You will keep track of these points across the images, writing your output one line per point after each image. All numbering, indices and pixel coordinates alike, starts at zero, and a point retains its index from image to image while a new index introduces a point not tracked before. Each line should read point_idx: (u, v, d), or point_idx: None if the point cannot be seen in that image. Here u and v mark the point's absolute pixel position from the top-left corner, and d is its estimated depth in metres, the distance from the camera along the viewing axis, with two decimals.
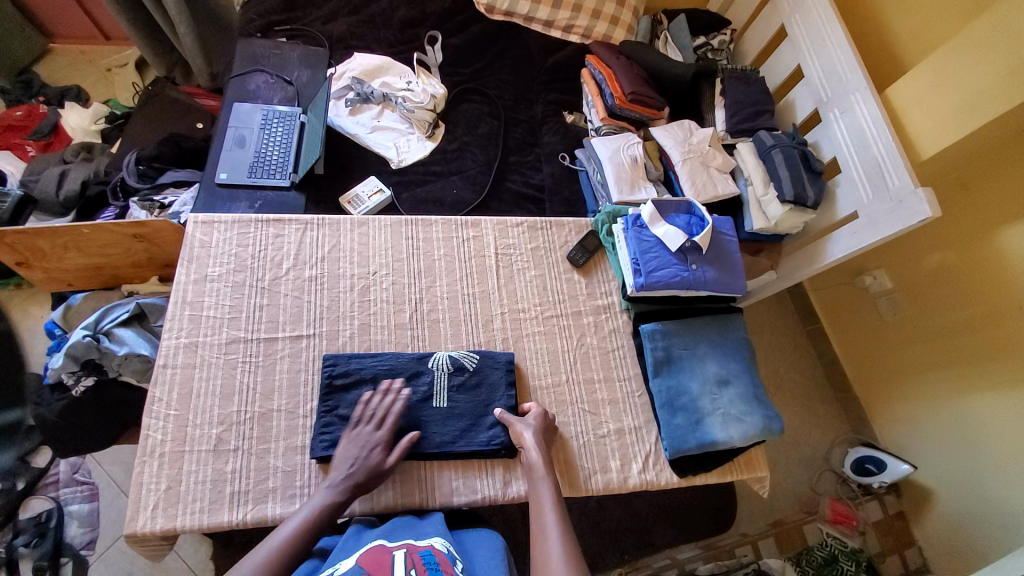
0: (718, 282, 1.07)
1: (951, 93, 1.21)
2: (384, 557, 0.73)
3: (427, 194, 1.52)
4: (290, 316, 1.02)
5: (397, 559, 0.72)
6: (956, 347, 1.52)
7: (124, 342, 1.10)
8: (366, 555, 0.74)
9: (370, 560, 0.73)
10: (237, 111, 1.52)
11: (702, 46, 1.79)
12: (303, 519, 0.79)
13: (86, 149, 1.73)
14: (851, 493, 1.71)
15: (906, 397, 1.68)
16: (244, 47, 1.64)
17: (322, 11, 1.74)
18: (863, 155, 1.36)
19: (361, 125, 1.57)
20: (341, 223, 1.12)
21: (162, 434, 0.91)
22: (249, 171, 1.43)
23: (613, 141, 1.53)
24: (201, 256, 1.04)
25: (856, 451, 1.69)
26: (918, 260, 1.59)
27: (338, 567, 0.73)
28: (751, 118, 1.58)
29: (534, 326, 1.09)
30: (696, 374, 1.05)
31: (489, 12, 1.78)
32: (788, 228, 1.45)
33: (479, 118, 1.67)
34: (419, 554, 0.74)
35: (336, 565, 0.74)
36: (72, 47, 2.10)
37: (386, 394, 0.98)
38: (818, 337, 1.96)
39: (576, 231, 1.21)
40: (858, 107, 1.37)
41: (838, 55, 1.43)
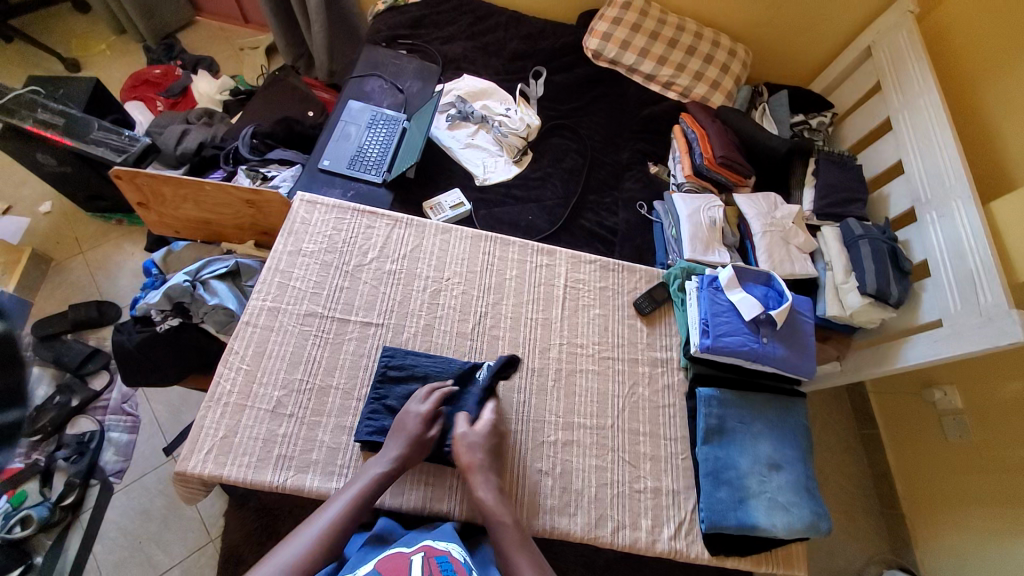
0: (786, 362, 1.04)
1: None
2: (401, 562, 0.74)
3: (503, 214, 1.58)
4: (364, 303, 1.08)
5: (416, 563, 0.74)
6: (1023, 488, 1.38)
7: (215, 294, 1.17)
8: (384, 561, 0.75)
9: (388, 566, 0.74)
10: (350, 108, 1.66)
11: (800, 124, 1.80)
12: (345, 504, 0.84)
13: (208, 114, 1.91)
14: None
15: (960, 533, 1.53)
16: (368, 53, 1.79)
17: (443, 33, 1.88)
18: (957, 263, 1.30)
19: (456, 139, 1.67)
20: (427, 226, 1.18)
21: (230, 385, 0.97)
22: (349, 162, 1.55)
23: (695, 199, 1.54)
24: (299, 231, 1.12)
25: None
26: (998, 386, 1.47)
27: (357, 573, 0.75)
28: (841, 204, 1.55)
29: (589, 363, 1.09)
30: (747, 452, 1.00)
31: (595, 58, 1.87)
32: (864, 321, 1.39)
33: (566, 153, 1.73)
34: (435, 559, 0.76)
35: (354, 572, 0.76)
36: (216, 25, 2.36)
37: None
38: (871, 443, 1.83)
39: (646, 279, 1.21)
40: (957, 214, 1.32)
41: (943, 157, 1.39)
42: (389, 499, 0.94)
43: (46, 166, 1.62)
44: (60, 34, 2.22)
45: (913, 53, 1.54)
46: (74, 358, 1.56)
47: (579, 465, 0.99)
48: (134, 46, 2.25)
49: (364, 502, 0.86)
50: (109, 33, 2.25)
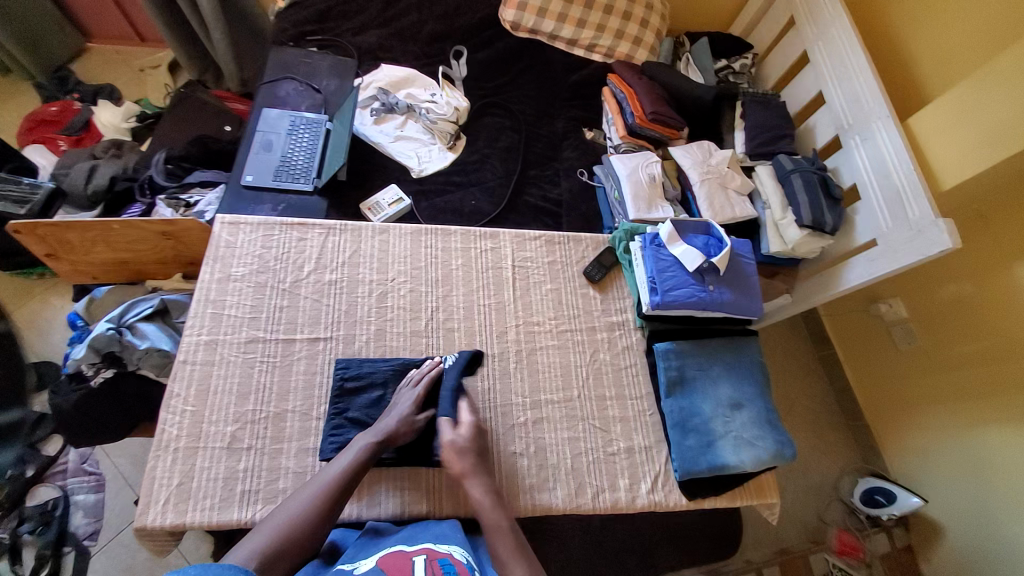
0: (735, 305, 1.06)
1: (977, 127, 1.21)
2: (404, 561, 0.74)
3: (446, 203, 1.54)
4: (308, 318, 1.04)
5: (418, 564, 0.72)
6: (971, 379, 1.50)
7: (145, 337, 1.12)
8: (386, 559, 0.75)
9: (389, 564, 0.73)
10: (266, 116, 1.57)
11: (724, 69, 1.82)
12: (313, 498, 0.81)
13: (115, 146, 1.77)
14: (857, 523, 1.68)
15: (920, 429, 1.65)
16: (277, 55, 1.69)
17: (353, 23, 1.79)
18: (884, 185, 1.35)
19: (385, 134, 1.61)
20: (362, 230, 1.14)
21: (177, 429, 0.92)
22: (275, 174, 1.47)
23: (632, 159, 1.55)
24: (225, 256, 1.06)
25: (867, 480, 1.66)
26: (936, 290, 1.57)
27: (358, 568, 0.75)
28: (770, 142, 1.59)
29: (548, 339, 1.10)
30: (708, 397, 1.04)
31: (515, 30, 1.82)
32: (805, 252, 1.45)
33: (500, 131, 1.70)
34: (438, 562, 0.74)
35: (355, 565, 0.76)
36: (108, 47, 2.18)
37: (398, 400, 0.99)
38: (830, 364, 1.94)
39: (593, 246, 1.21)
40: (879, 135, 1.37)
41: (860, 83, 1.43)
42: (364, 512, 0.93)
43: None
44: None
45: None
46: None
47: (553, 439, 1.00)
48: (19, 82, 2.06)
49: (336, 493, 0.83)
50: None
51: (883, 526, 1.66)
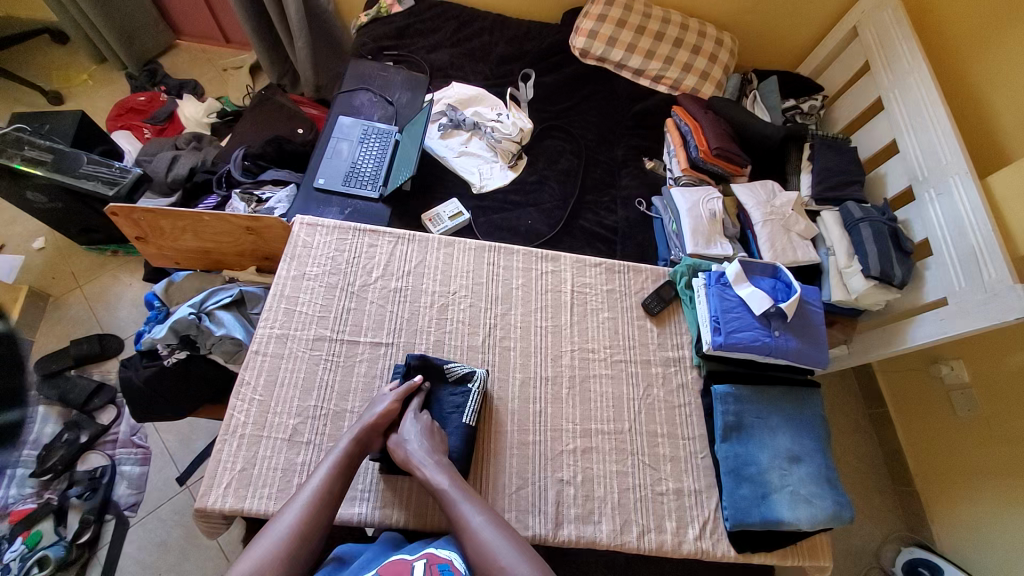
0: (799, 353, 1.03)
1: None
2: (404, 565, 0.77)
3: (503, 221, 1.57)
4: (372, 323, 1.07)
5: (418, 569, 0.76)
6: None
7: (221, 324, 1.16)
8: (386, 567, 0.77)
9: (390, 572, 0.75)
10: (339, 124, 1.64)
11: (791, 108, 1.79)
12: (297, 515, 0.80)
13: (196, 139, 1.89)
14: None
15: (973, 502, 1.56)
16: (355, 66, 1.78)
17: (428, 41, 1.87)
18: (958, 242, 1.30)
19: (450, 148, 1.66)
20: (430, 241, 1.17)
21: (244, 417, 0.96)
22: (344, 180, 1.54)
23: (693, 193, 1.54)
24: (302, 255, 1.11)
25: (908, 551, 1.61)
26: (1004, 358, 1.48)
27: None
28: (840, 187, 1.55)
29: (602, 368, 1.09)
30: (766, 447, 1.01)
31: (583, 57, 1.85)
32: (869, 303, 1.41)
33: (560, 154, 1.72)
34: (437, 567, 0.77)
35: None
36: (196, 45, 2.34)
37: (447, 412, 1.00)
38: (882, 421, 1.86)
39: (653, 278, 1.20)
40: (957, 190, 1.32)
41: (939, 134, 1.38)
42: (411, 520, 0.93)
43: (38, 204, 1.60)
44: (37, 65, 2.18)
45: (900, 31, 1.54)
46: (80, 394, 1.57)
47: (600, 471, 0.99)
48: (115, 73, 2.23)
49: (320, 509, 0.82)
50: (88, 62, 2.21)
51: None
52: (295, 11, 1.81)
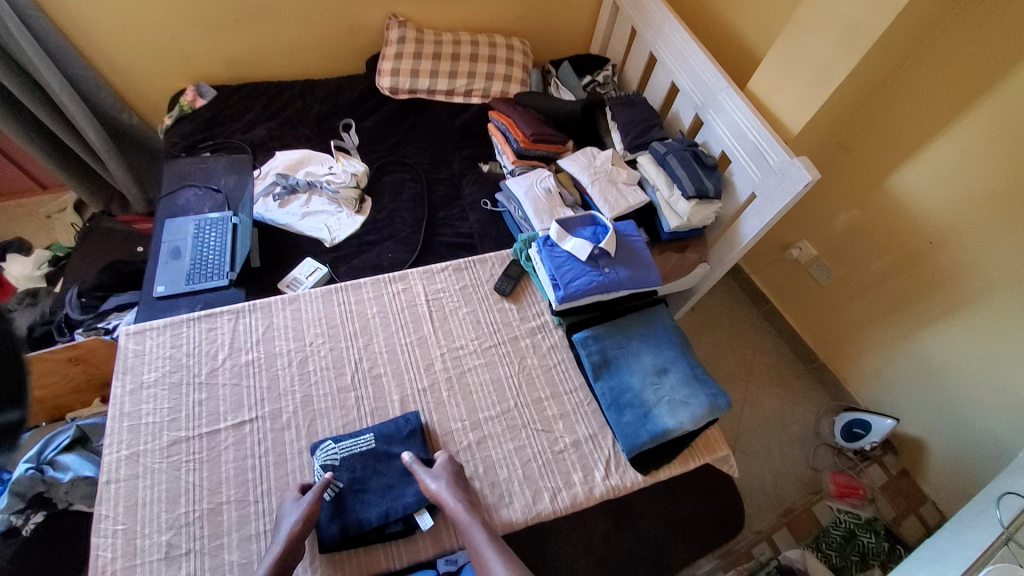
0: (633, 279, 1.14)
1: (804, 67, 1.38)
2: None
3: (363, 263, 1.59)
4: (231, 405, 1.04)
5: None
6: (894, 293, 1.63)
7: (67, 468, 1.18)
8: None
9: None
10: (170, 226, 1.58)
11: (590, 82, 2.00)
12: None
13: (31, 293, 1.70)
14: (849, 462, 1.78)
15: (863, 353, 1.78)
16: (171, 168, 1.73)
17: (241, 122, 1.88)
18: (744, 144, 1.51)
19: (291, 214, 1.65)
20: (273, 305, 1.16)
21: (111, 553, 0.88)
22: (188, 278, 1.48)
23: (526, 179, 1.66)
24: (135, 365, 1.06)
25: (842, 417, 1.78)
26: (832, 222, 1.73)
27: None
28: (643, 133, 1.75)
29: (474, 359, 1.13)
30: (634, 370, 1.10)
31: (395, 93, 1.96)
32: (701, 219, 1.58)
33: (403, 185, 1.79)
34: None
35: None
36: (9, 203, 2.16)
37: (364, 467, 0.98)
38: (771, 314, 2.07)
39: (498, 263, 1.28)
40: (727, 104, 1.55)
41: (700, 66, 1.63)
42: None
43: None
44: None
45: None
46: None
47: (500, 455, 1.02)
48: None
49: None
50: None
51: (873, 458, 1.77)
52: (95, 135, 1.78)
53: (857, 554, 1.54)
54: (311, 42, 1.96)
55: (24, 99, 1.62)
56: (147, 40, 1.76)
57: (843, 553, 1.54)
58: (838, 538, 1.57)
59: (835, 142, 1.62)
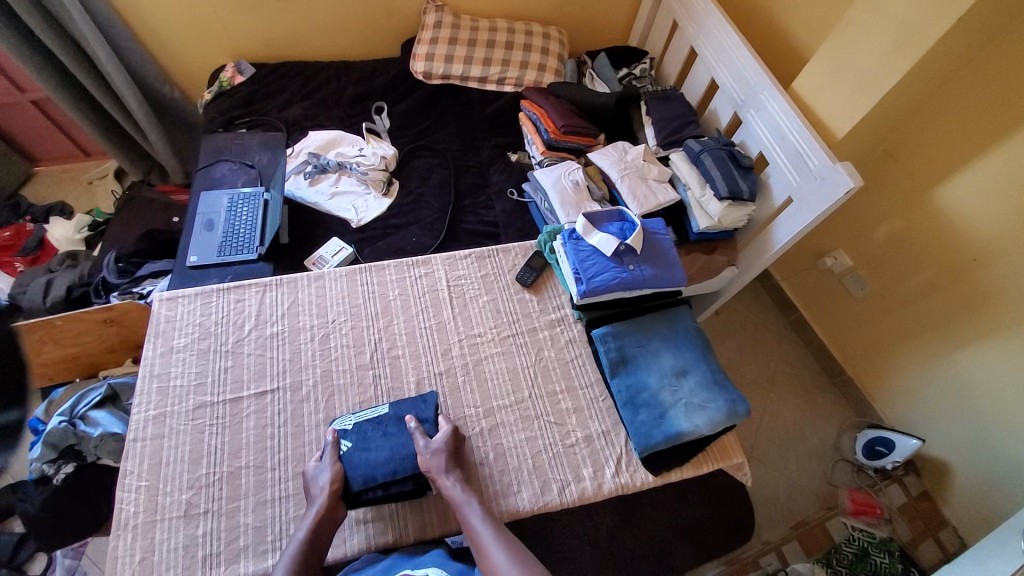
0: (656, 278, 1.12)
1: (855, 68, 1.32)
2: None
3: (387, 245, 1.61)
4: (253, 374, 1.07)
5: None
6: (932, 310, 1.55)
7: (97, 424, 1.25)
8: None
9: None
10: (205, 198, 1.62)
11: (626, 76, 1.96)
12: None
13: (71, 256, 1.79)
14: (869, 480, 1.72)
15: (894, 371, 1.71)
16: (208, 142, 1.78)
17: (278, 101, 1.92)
18: (784, 146, 1.46)
19: (321, 193, 1.68)
20: (299, 280, 1.19)
21: (134, 506, 0.93)
22: (219, 250, 1.52)
23: (554, 170, 1.64)
24: (166, 330, 1.10)
25: (864, 435, 1.71)
26: (871, 232, 1.66)
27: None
28: (678, 130, 1.70)
29: (492, 347, 1.13)
30: (653, 369, 1.08)
31: (428, 78, 1.96)
32: (733, 221, 1.53)
33: (431, 171, 1.79)
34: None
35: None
36: (57, 168, 2.25)
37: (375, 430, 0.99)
38: (798, 323, 2.01)
39: (522, 253, 1.27)
40: (768, 103, 1.49)
41: (743, 63, 1.57)
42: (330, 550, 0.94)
43: None
44: None
45: None
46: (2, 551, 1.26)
47: (511, 444, 1.02)
48: None
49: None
50: None
51: (894, 477, 1.70)
52: (137, 105, 1.83)
53: (869, 573, 1.49)
54: (349, 24, 1.98)
55: (73, 68, 1.69)
56: (193, 16, 1.81)
57: (854, 570, 1.50)
58: (850, 555, 1.52)
59: (881, 148, 1.55)
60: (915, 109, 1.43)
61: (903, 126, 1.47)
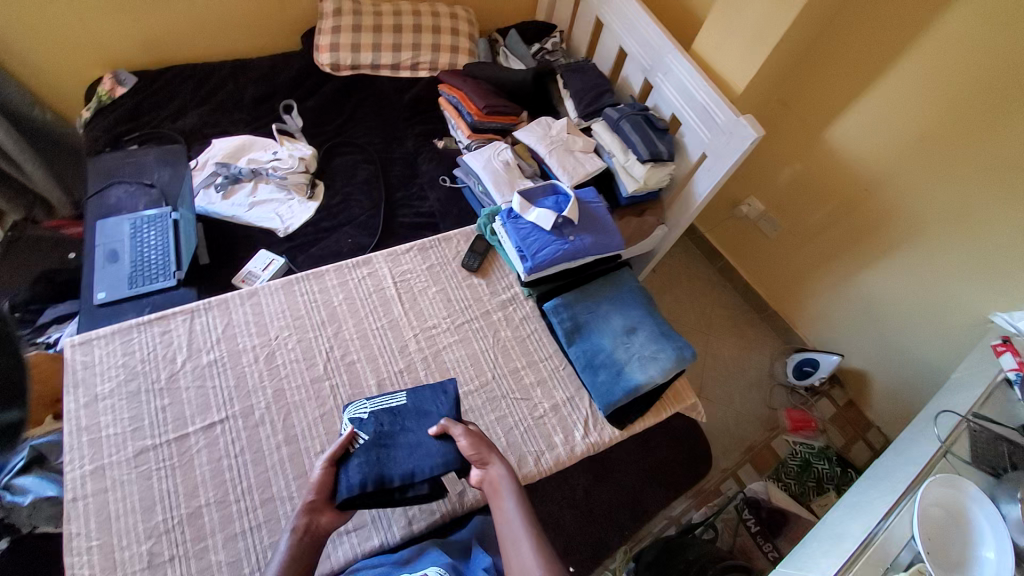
0: (596, 244, 1.17)
1: (746, 25, 1.42)
2: None
3: (322, 250, 1.53)
4: (197, 407, 1.00)
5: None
6: (834, 239, 1.75)
7: (26, 490, 1.13)
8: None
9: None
10: (103, 228, 1.46)
11: (539, 50, 1.97)
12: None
13: None
14: (802, 398, 1.94)
15: (809, 298, 1.92)
16: (95, 165, 1.59)
17: (169, 110, 1.74)
18: (693, 105, 1.55)
19: (238, 205, 1.56)
20: (230, 300, 1.11)
21: (87, 570, 0.85)
22: (130, 281, 1.37)
23: (483, 152, 1.64)
24: (86, 378, 1.00)
25: (793, 357, 1.92)
26: (777, 176, 1.82)
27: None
28: (596, 99, 1.75)
29: (449, 337, 1.13)
30: (605, 332, 1.14)
31: (337, 70, 1.86)
32: (657, 182, 1.62)
33: (356, 167, 1.72)
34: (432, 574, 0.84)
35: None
36: None
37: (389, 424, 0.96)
38: (727, 269, 2.17)
39: (463, 240, 1.27)
40: (675, 66, 1.57)
41: (646, 29, 1.64)
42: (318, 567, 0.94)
43: None
44: None
45: None
46: None
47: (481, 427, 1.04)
48: None
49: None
50: None
51: (822, 392, 1.94)
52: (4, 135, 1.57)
53: (813, 480, 1.69)
54: (238, 18, 1.82)
55: None
56: (46, 22, 1.58)
57: (801, 480, 1.69)
58: (795, 467, 1.72)
59: (775, 98, 1.70)
60: (800, 59, 1.58)
61: (791, 76, 1.62)
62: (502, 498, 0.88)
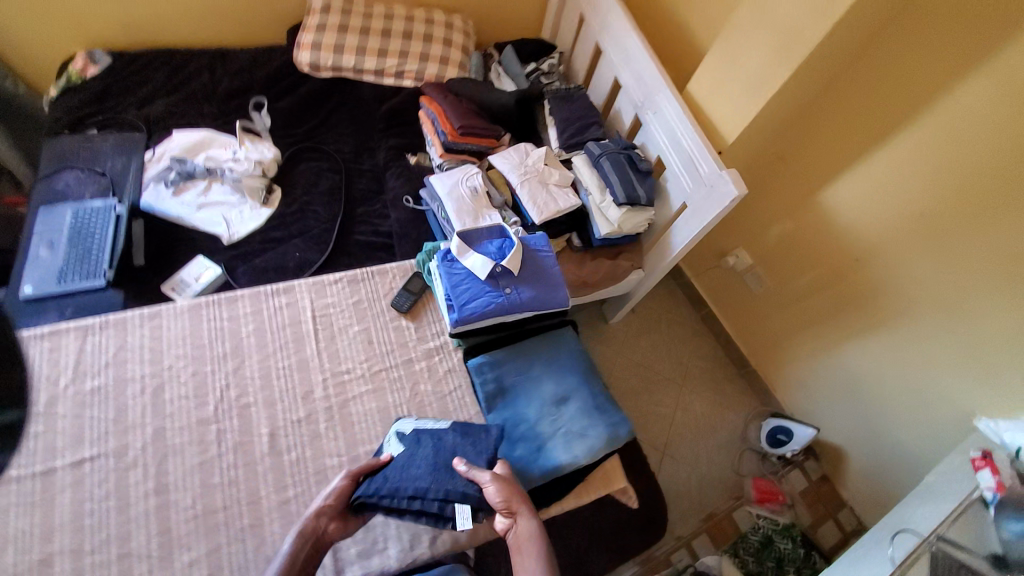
0: (535, 300, 1.14)
1: (743, 72, 1.30)
2: None
3: (265, 263, 1.45)
4: (70, 439, 1.05)
5: None
6: (821, 307, 1.61)
7: None
8: None
9: None
10: (42, 214, 1.39)
11: (534, 71, 1.84)
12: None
13: None
14: (773, 467, 1.79)
15: (790, 364, 1.78)
16: (48, 148, 1.52)
17: (136, 95, 1.67)
18: (679, 150, 1.43)
19: (186, 205, 1.47)
20: (130, 320, 1.19)
21: None
22: (58, 276, 1.30)
23: (451, 175, 1.54)
24: None
25: (767, 424, 1.78)
26: (766, 232, 1.69)
27: None
28: (580, 131, 1.64)
29: (361, 386, 1.20)
30: (533, 400, 1.17)
31: (316, 70, 1.77)
32: (632, 227, 1.50)
33: (319, 176, 1.63)
34: None
35: None
36: None
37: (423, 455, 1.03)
38: (710, 317, 2.04)
39: (399, 275, 1.36)
40: (665, 106, 1.45)
41: (641, 62, 1.52)
42: None
43: None
44: None
45: None
46: None
47: None
48: None
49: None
50: None
51: (794, 463, 1.78)
52: None
53: (773, 560, 1.52)
54: (221, 7, 1.75)
55: None
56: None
57: (759, 559, 1.52)
58: (755, 543, 1.55)
59: (771, 150, 1.56)
60: (801, 112, 1.44)
61: (791, 128, 1.48)
62: (517, 548, 0.90)
